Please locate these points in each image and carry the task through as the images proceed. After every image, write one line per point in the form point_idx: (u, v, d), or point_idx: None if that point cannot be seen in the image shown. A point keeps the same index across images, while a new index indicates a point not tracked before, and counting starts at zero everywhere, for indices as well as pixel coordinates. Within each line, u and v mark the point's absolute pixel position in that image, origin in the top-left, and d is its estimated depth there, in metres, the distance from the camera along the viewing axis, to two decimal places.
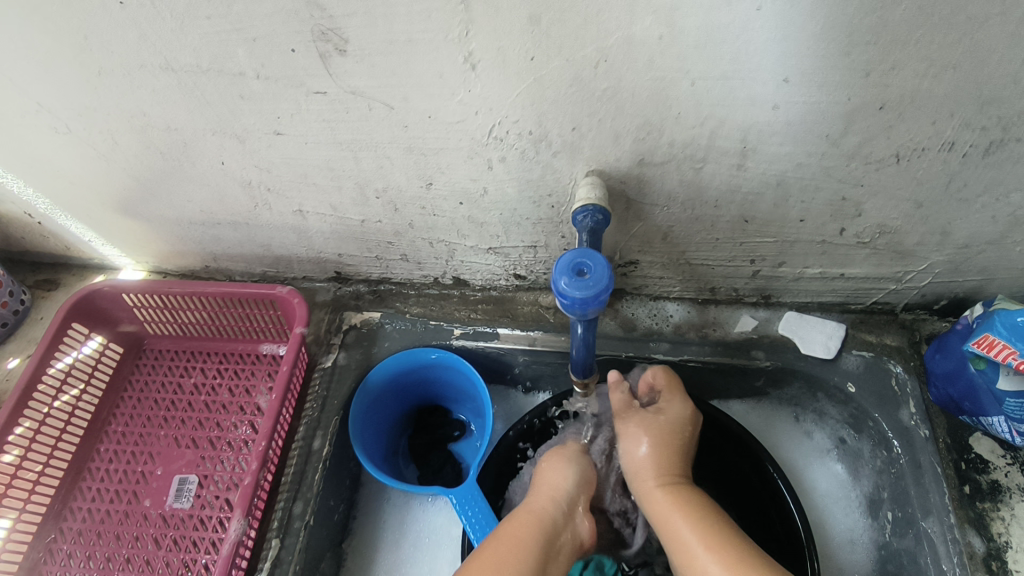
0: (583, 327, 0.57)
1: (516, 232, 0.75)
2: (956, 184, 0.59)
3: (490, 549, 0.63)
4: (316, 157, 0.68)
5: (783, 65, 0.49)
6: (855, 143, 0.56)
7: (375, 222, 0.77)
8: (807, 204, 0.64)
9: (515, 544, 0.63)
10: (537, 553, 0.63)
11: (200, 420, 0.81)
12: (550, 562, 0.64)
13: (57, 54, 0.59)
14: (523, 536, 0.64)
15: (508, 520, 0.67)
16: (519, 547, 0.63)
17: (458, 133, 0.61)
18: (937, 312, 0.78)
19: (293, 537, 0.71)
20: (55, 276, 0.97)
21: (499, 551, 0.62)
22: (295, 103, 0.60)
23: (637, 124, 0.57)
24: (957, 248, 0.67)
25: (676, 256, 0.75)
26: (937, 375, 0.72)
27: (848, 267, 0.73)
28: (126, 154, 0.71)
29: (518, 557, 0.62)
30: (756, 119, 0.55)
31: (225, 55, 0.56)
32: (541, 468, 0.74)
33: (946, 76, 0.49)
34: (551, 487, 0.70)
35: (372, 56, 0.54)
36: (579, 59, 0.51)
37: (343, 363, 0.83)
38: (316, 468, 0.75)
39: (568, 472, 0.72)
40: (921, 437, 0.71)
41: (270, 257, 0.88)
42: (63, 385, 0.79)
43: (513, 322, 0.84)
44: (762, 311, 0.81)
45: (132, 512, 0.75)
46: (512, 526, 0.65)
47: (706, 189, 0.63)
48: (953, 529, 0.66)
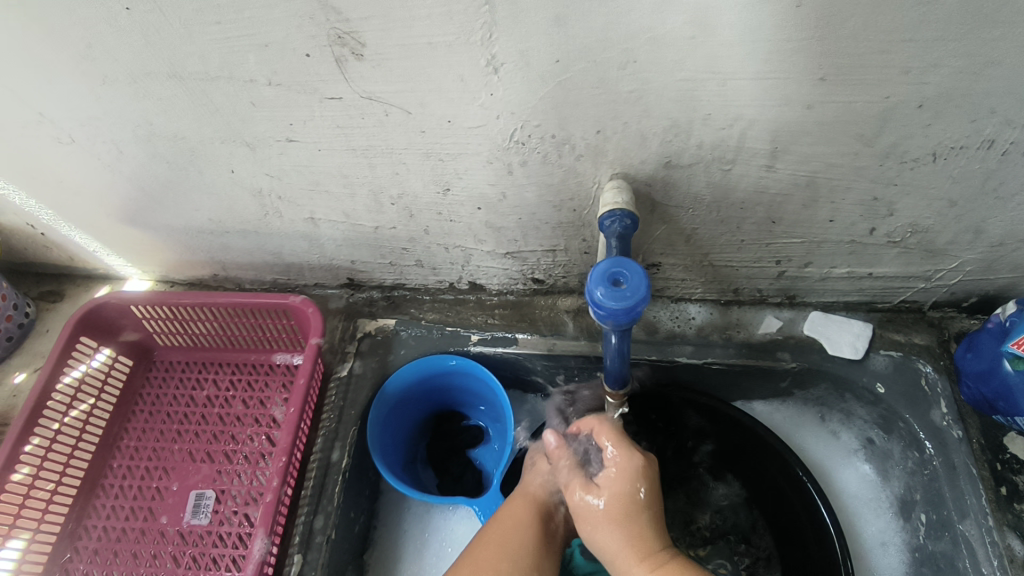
0: (616, 337, 0.55)
1: (534, 236, 0.73)
2: (994, 181, 0.57)
3: (494, 530, 0.65)
4: (329, 163, 0.65)
5: (819, 63, 0.47)
6: (891, 142, 0.54)
7: (389, 229, 0.75)
8: (837, 205, 0.62)
9: (521, 523, 0.66)
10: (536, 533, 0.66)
11: (214, 433, 0.79)
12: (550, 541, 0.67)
13: (59, 64, 0.56)
14: (522, 517, 0.66)
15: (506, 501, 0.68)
16: (524, 528, 0.65)
17: (477, 137, 0.59)
18: (966, 309, 0.77)
19: (316, 552, 0.69)
20: (60, 287, 0.95)
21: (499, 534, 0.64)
22: (307, 110, 0.58)
23: (664, 127, 0.55)
24: (990, 246, 0.66)
25: (699, 257, 0.73)
26: (968, 374, 0.71)
27: (877, 267, 0.71)
28: (132, 164, 0.69)
29: (528, 535, 0.65)
30: (788, 119, 0.53)
31: (234, 61, 0.54)
32: (534, 455, 0.74)
33: (991, 72, 0.47)
34: (544, 474, 0.71)
35: (389, 61, 0.52)
36: (605, 61, 0.49)
37: (359, 372, 0.81)
38: (336, 481, 0.73)
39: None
40: (954, 438, 0.69)
41: (280, 265, 0.87)
42: (74, 400, 0.78)
43: (532, 327, 0.82)
44: (786, 311, 0.79)
45: (148, 529, 0.73)
46: (517, 505, 0.68)
47: (734, 191, 0.62)
48: (991, 532, 0.65)
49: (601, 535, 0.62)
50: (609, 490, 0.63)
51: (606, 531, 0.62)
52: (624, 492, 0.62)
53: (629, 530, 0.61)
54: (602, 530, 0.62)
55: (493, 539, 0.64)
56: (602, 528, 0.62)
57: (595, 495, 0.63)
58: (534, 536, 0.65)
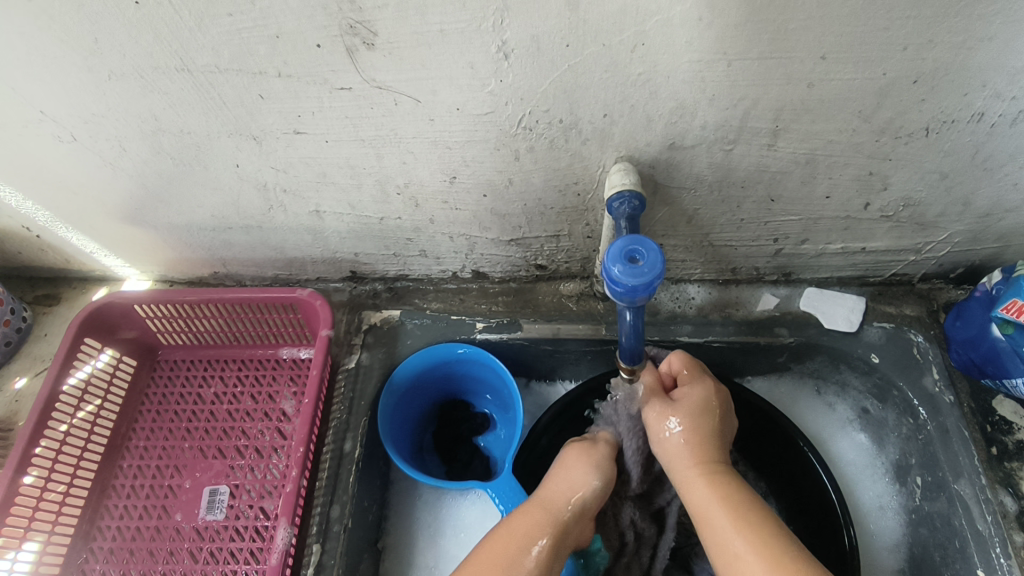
0: (631, 312, 0.57)
1: (539, 222, 0.74)
2: (982, 153, 0.60)
3: (490, 551, 0.60)
4: (336, 155, 0.66)
5: (821, 42, 0.49)
6: (887, 118, 0.57)
7: (394, 219, 0.76)
8: (834, 180, 0.64)
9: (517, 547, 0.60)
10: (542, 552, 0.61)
11: (224, 429, 0.79)
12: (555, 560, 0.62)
13: (64, 60, 0.56)
14: (532, 529, 0.61)
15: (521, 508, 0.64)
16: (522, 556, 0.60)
17: (485, 124, 0.60)
18: (953, 280, 0.80)
19: (334, 541, 0.70)
20: (55, 290, 0.94)
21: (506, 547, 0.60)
22: (317, 100, 0.59)
23: (669, 108, 0.57)
24: (977, 216, 0.69)
25: (699, 238, 0.75)
26: (957, 341, 0.74)
27: (870, 241, 0.74)
28: (135, 161, 0.69)
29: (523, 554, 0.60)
30: (790, 98, 0.55)
31: (245, 53, 0.54)
32: (565, 458, 0.68)
33: (983, 47, 0.49)
34: (568, 485, 0.65)
35: (401, 49, 0.53)
36: (615, 44, 0.51)
37: (367, 363, 0.82)
38: (350, 470, 0.74)
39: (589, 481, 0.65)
40: (946, 403, 0.73)
41: (283, 260, 0.87)
42: (81, 401, 0.77)
43: (537, 312, 0.84)
44: (783, 288, 0.82)
45: (164, 527, 0.73)
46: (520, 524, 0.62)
47: (735, 170, 0.64)
48: (985, 490, 0.68)
49: (672, 457, 0.64)
50: (684, 404, 0.65)
51: (660, 439, 0.65)
52: (700, 409, 0.65)
53: (700, 452, 0.63)
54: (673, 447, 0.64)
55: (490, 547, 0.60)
56: (685, 440, 0.63)
57: (662, 416, 0.65)
58: (531, 563, 0.59)
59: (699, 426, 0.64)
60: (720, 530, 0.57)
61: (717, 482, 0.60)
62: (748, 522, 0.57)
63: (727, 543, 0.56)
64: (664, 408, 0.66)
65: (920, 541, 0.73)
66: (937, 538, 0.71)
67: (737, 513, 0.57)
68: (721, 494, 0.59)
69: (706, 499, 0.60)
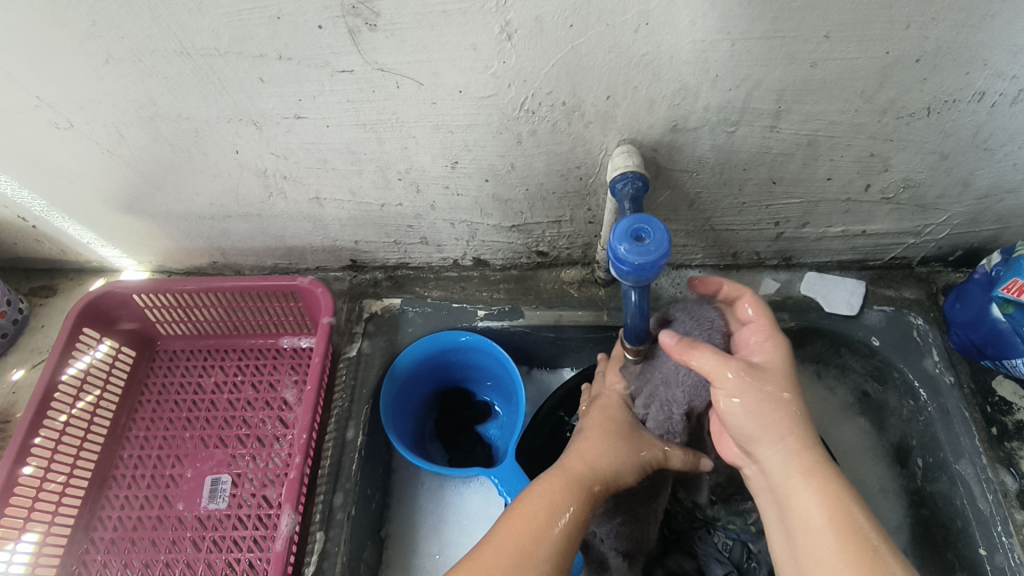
0: (637, 292, 0.56)
1: (540, 208, 0.74)
2: (983, 133, 0.60)
3: (528, 514, 0.55)
4: (337, 140, 0.65)
5: (824, 20, 0.49)
6: (889, 98, 0.57)
7: (395, 206, 0.76)
8: (835, 162, 0.65)
9: (555, 517, 0.55)
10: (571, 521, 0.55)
11: (225, 418, 0.79)
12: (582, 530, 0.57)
13: (62, 44, 0.55)
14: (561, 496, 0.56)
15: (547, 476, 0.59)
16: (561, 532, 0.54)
17: (488, 107, 0.60)
18: (951, 264, 0.81)
19: (338, 529, 0.70)
20: (52, 282, 0.93)
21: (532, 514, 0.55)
22: (318, 84, 0.58)
23: (672, 90, 0.57)
24: (977, 198, 0.70)
25: (701, 222, 0.75)
26: (957, 323, 0.75)
27: (870, 224, 0.74)
28: (132, 148, 0.68)
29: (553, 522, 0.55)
30: (793, 78, 0.55)
31: (246, 35, 0.54)
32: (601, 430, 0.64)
33: (985, 25, 0.49)
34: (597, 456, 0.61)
35: (403, 30, 0.52)
36: (619, 24, 0.51)
37: (368, 351, 0.81)
38: (352, 458, 0.74)
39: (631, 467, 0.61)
40: (947, 384, 0.73)
41: (282, 249, 0.86)
42: (80, 391, 0.77)
43: (538, 299, 0.84)
44: (783, 273, 0.82)
45: (166, 516, 0.73)
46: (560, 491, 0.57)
47: (737, 153, 0.64)
48: (986, 470, 0.68)
49: (755, 445, 0.54)
50: (767, 374, 0.54)
51: (737, 417, 0.53)
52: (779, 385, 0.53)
53: (798, 442, 0.52)
54: (753, 433, 0.53)
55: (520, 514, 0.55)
56: (776, 428, 0.53)
57: (738, 391, 0.52)
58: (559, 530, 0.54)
59: (790, 408, 0.53)
60: (816, 537, 0.50)
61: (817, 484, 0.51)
62: (849, 528, 0.49)
63: (818, 552, 0.49)
64: (745, 377, 0.52)
65: (922, 522, 0.74)
66: (939, 518, 0.72)
67: (835, 517, 0.50)
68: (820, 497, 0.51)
69: (800, 495, 0.51)
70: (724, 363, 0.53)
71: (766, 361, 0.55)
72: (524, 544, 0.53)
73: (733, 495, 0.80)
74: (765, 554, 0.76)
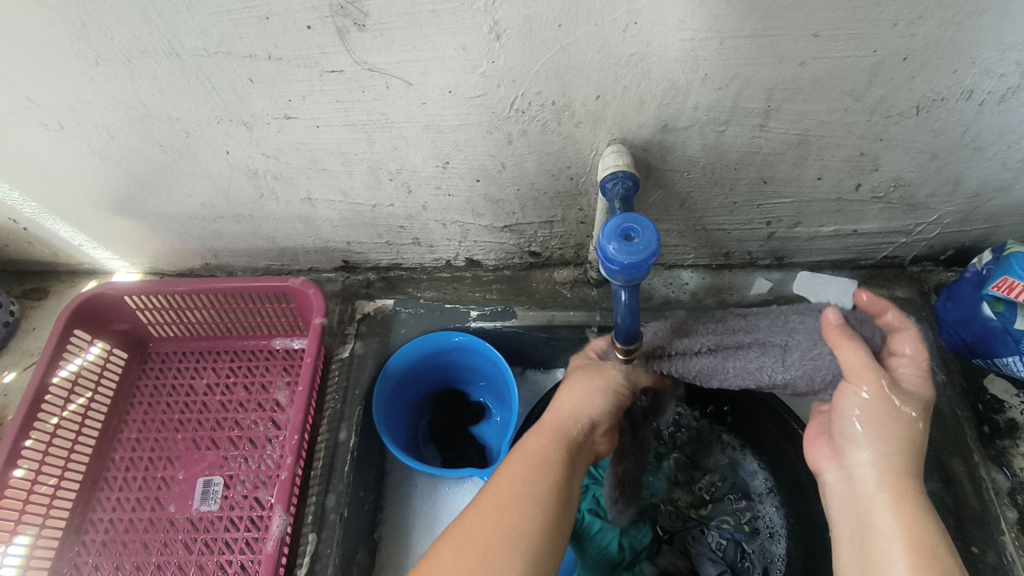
0: (626, 292, 0.55)
1: (532, 208, 0.74)
2: (973, 132, 0.60)
3: (517, 470, 0.54)
4: (328, 140, 0.65)
5: (813, 19, 0.49)
6: (878, 97, 0.57)
7: (386, 206, 0.76)
8: (826, 161, 0.65)
9: (533, 464, 0.55)
10: (562, 473, 0.55)
11: (218, 420, 0.79)
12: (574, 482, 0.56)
13: (51, 44, 0.55)
14: (547, 451, 0.56)
15: (527, 436, 0.58)
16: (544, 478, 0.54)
17: (478, 107, 0.60)
18: (943, 263, 0.81)
19: (330, 530, 0.70)
20: (44, 284, 0.93)
21: (523, 472, 0.54)
22: (308, 84, 0.58)
23: (662, 89, 0.57)
24: (967, 197, 0.70)
25: (693, 222, 0.75)
26: (949, 321, 0.75)
27: (862, 223, 0.74)
28: (123, 150, 0.68)
29: (547, 478, 0.54)
30: (782, 77, 0.55)
31: (235, 35, 0.54)
32: (569, 382, 0.64)
33: (972, 23, 0.50)
34: (574, 408, 0.61)
35: (392, 30, 0.52)
36: (608, 23, 0.51)
37: (361, 352, 0.81)
38: (345, 460, 0.74)
39: (598, 396, 0.62)
40: (939, 383, 0.73)
41: (274, 250, 0.86)
42: (71, 394, 0.76)
43: (531, 300, 0.84)
44: (776, 272, 0.82)
45: (157, 518, 0.72)
46: (532, 443, 0.57)
47: (728, 152, 0.64)
48: (977, 468, 0.69)
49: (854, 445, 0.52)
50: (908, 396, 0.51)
51: (851, 409, 0.52)
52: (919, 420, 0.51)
53: (901, 464, 0.50)
54: (857, 436, 0.52)
55: (509, 472, 0.54)
56: (888, 439, 0.51)
57: (875, 391, 0.50)
58: (551, 483, 0.54)
59: (913, 438, 0.51)
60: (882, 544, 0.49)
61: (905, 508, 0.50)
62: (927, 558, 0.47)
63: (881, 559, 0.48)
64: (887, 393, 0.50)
65: None
66: None
67: (913, 541, 0.48)
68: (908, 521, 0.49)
69: (876, 504, 0.50)
70: (870, 363, 0.51)
71: (911, 389, 0.52)
72: (520, 501, 0.52)
73: (726, 495, 0.82)
74: (758, 553, 0.77)
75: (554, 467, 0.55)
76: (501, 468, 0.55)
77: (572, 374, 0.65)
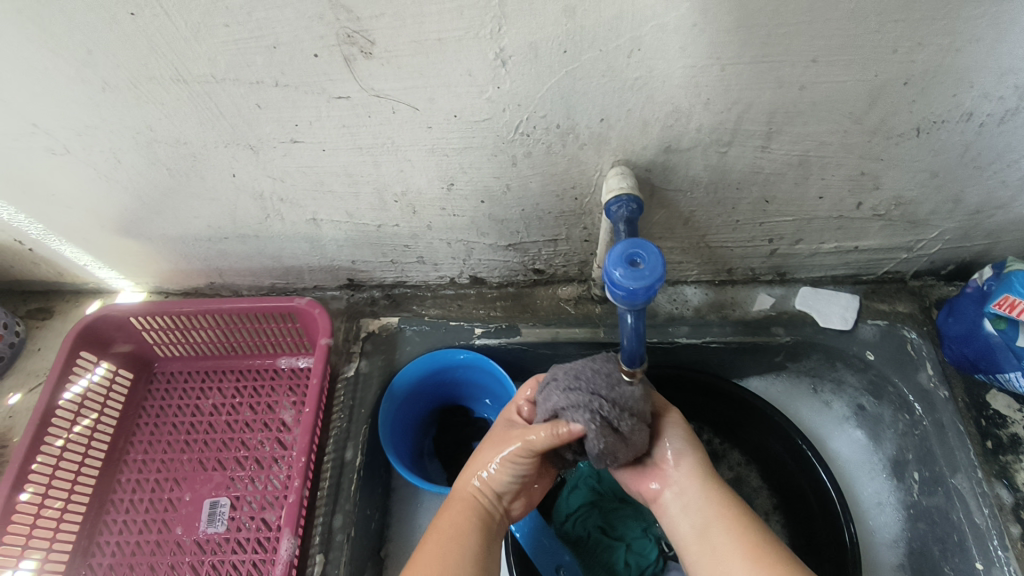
0: (633, 315, 0.55)
1: (536, 227, 0.75)
2: (972, 152, 0.61)
3: (435, 544, 0.56)
4: (334, 163, 0.66)
5: (813, 45, 0.50)
6: (878, 119, 0.58)
7: (391, 226, 0.76)
8: (827, 181, 0.66)
9: (449, 538, 0.57)
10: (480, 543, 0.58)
11: (224, 440, 0.79)
12: (493, 550, 0.59)
13: (60, 73, 0.56)
14: (461, 525, 0.58)
15: (441, 512, 0.61)
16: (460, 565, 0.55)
17: (483, 131, 0.61)
18: (944, 277, 0.82)
19: (337, 551, 0.70)
20: (49, 304, 0.93)
21: (440, 546, 0.56)
22: (315, 109, 0.59)
23: (666, 112, 0.57)
24: (968, 214, 0.70)
25: (696, 240, 0.76)
26: (950, 336, 0.75)
27: (863, 240, 0.75)
28: (130, 173, 0.68)
29: (463, 550, 0.56)
30: (783, 100, 0.56)
31: (243, 63, 0.54)
32: (478, 452, 0.64)
33: (970, 49, 0.50)
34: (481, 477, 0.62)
35: (399, 57, 0.53)
36: (612, 50, 0.51)
37: (366, 371, 0.81)
38: (351, 479, 0.74)
39: (500, 467, 0.61)
40: (941, 398, 0.73)
41: (279, 269, 0.87)
42: (78, 415, 0.77)
43: (535, 317, 0.84)
44: (778, 288, 0.83)
45: (164, 541, 0.72)
46: (446, 518, 0.59)
47: (730, 172, 0.64)
48: (982, 483, 0.69)
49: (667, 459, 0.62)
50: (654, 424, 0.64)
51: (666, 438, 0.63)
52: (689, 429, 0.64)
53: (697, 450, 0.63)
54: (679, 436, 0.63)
55: (428, 546, 0.57)
56: (687, 449, 0.62)
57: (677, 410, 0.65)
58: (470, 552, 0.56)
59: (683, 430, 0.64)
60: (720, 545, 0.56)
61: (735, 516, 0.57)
62: (762, 553, 0.54)
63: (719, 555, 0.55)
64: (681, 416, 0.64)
65: (919, 536, 0.74)
66: (936, 532, 0.72)
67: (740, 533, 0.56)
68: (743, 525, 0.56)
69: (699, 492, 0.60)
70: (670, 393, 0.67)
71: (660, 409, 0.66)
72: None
73: None
74: None
75: (469, 538, 0.57)
76: (422, 544, 0.58)
77: (483, 443, 0.64)
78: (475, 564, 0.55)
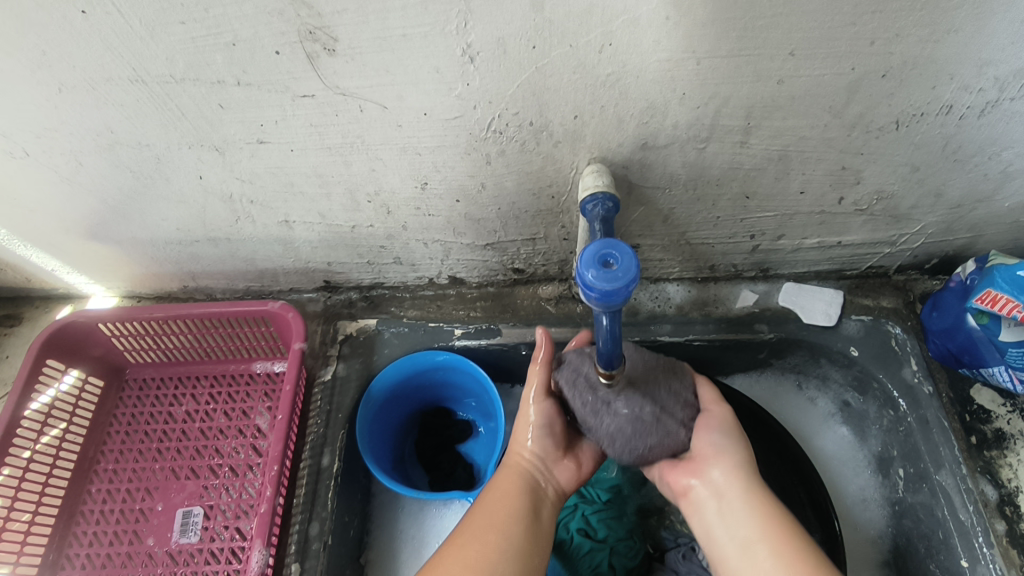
0: (608, 317, 0.54)
1: (514, 226, 0.73)
2: (953, 145, 0.60)
3: (484, 508, 0.60)
4: (303, 164, 0.64)
5: (789, 38, 0.49)
6: (857, 113, 0.56)
7: (366, 227, 0.74)
8: (808, 176, 0.64)
9: (499, 499, 0.61)
10: (526, 503, 0.61)
11: (197, 448, 0.77)
12: (541, 511, 0.62)
13: (11, 74, 0.53)
14: (507, 489, 0.62)
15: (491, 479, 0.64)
16: (509, 519, 0.59)
17: (454, 128, 0.59)
18: (928, 271, 0.81)
19: (313, 560, 0.68)
20: (17, 310, 0.91)
21: (489, 505, 0.60)
22: (279, 109, 0.57)
23: (640, 108, 0.56)
24: (950, 208, 0.69)
25: (677, 237, 0.75)
26: (934, 331, 0.75)
27: (845, 235, 0.74)
28: (92, 176, 0.66)
29: (509, 508, 0.60)
30: (760, 95, 0.54)
31: (202, 62, 0.52)
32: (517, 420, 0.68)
33: (950, 40, 0.49)
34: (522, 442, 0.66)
35: (363, 54, 0.51)
36: (582, 45, 0.50)
37: (344, 374, 0.80)
38: (328, 486, 0.72)
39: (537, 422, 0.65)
40: (925, 394, 0.73)
41: (254, 272, 0.85)
42: (45, 425, 0.75)
43: (515, 317, 0.83)
44: (761, 284, 0.81)
45: (135, 552, 0.71)
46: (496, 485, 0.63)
47: (709, 169, 0.63)
48: (966, 480, 0.68)
49: (706, 459, 0.60)
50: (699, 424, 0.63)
51: (706, 435, 0.62)
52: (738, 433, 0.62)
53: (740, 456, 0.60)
54: (722, 441, 0.61)
55: (479, 509, 0.60)
56: (728, 450, 0.60)
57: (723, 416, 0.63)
58: (516, 509, 0.60)
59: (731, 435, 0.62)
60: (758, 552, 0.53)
61: (780, 531, 0.53)
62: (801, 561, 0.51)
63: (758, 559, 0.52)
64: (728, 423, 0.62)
65: (904, 533, 0.74)
66: (920, 529, 0.71)
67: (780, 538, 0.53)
68: (791, 537, 0.53)
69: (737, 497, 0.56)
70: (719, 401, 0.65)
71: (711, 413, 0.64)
72: (491, 531, 0.57)
73: None
74: None
75: (515, 498, 0.61)
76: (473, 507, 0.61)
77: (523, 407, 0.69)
78: (521, 520, 0.59)
